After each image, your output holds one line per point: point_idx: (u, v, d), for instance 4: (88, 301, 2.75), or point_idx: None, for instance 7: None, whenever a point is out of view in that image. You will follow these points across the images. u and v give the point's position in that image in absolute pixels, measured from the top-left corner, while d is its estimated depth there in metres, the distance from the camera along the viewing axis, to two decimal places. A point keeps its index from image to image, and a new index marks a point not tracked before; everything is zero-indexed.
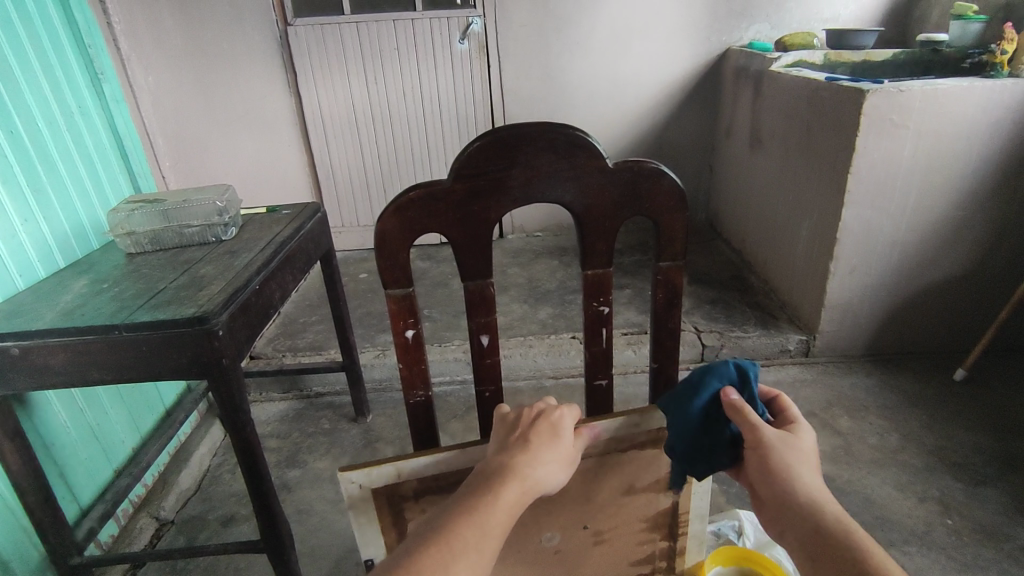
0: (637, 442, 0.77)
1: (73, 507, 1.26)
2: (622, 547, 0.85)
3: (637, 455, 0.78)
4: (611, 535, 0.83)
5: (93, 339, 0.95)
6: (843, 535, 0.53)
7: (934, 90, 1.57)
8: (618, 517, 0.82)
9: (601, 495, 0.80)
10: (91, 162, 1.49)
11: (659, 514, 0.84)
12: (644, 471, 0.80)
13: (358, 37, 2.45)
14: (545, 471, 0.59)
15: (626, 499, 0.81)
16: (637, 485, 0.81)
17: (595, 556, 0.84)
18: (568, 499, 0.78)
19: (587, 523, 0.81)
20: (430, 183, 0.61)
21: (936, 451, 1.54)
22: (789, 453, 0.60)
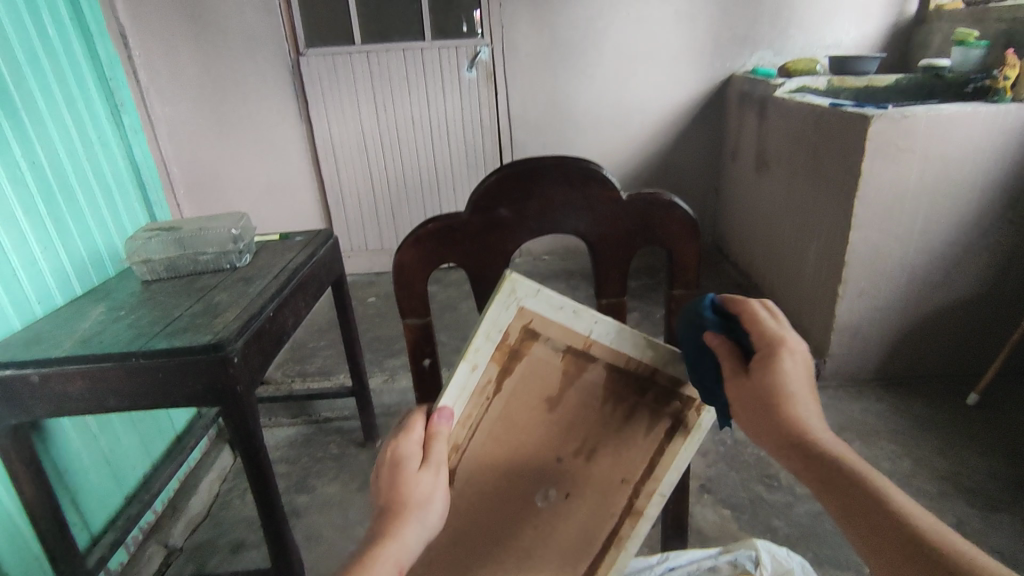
0: (488, 371, 0.63)
1: (84, 534, 1.26)
2: (630, 449, 0.72)
3: (508, 377, 0.64)
4: (598, 446, 0.71)
5: (109, 366, 0.97)
6: (874, 493, 0.45)
7: (938, 115, 1.59)
8: (576, 423, 0.70)
9: (530, 422, 0.68)
10: (109, 190, 1.52)
11: (619, 393, 0.69)
12: (541, 379, 0.66)
13: (368, 66, 2.51)
14: (405, 543, 0.51)
15: (560, 410, 0.68)
16: (555, 393, 0.67)
17: (613, 468, 0.72)
18: (514, 448, 0.69)
19: (556, 456, 0.71)
20: (447, 215, 0.63)
21: (951, 476, 1.52)
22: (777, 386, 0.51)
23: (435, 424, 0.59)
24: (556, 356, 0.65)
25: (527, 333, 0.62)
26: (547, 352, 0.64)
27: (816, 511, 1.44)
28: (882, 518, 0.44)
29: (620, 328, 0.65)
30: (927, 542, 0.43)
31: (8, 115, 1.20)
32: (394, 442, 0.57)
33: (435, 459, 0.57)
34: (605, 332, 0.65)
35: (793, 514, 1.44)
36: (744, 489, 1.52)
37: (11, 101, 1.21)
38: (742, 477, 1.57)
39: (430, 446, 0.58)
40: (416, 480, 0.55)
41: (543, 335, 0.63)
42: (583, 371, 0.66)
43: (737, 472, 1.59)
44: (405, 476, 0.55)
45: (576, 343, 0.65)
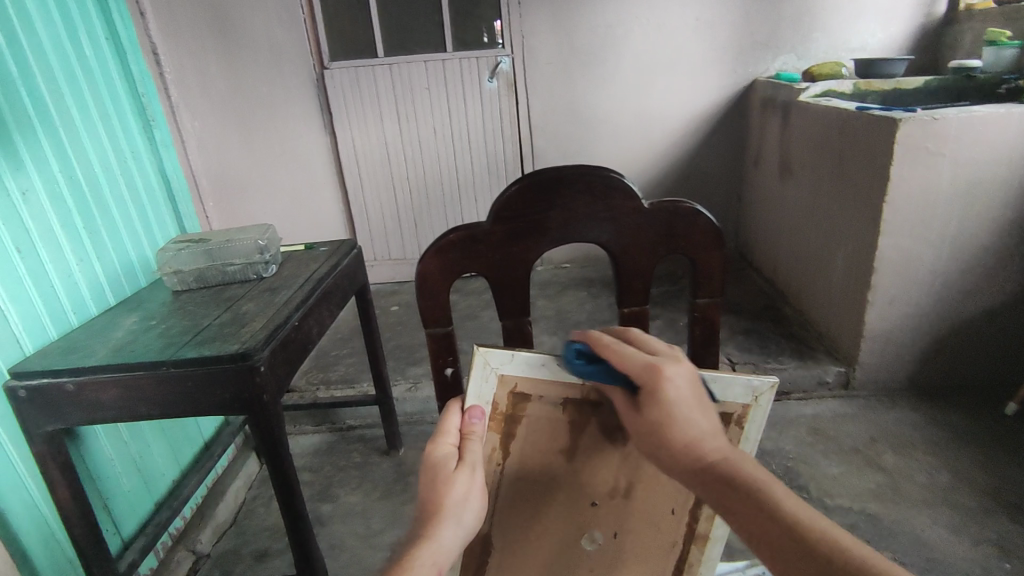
0: (490, 439, 0.68)
1: (116, 539, 1.29)
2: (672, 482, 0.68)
3: (513, 438, 0.68)
4: (634, 484, 0.69)
5: (141, 374, 0.99)
6: (781, 519, 0.49)
7: (970, 117, 1.55)
8: (603, 465, 0.69)
9: (553, 476, 0.69)
10: (141, 203, 1.56)
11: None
12: (548, 434, 0.68)
13: (390, 78, 2.55)
14: (442, 543, 0.55)
15: (579, 457, 0.69)
16: (567, 443, 0.68)
17: (661, 504, 0.69)
18: (543, 501, 0.70)
19: (592, 499, 0.70)
20: (470, 225, 0.63)
21: (989, 490, 1.47)
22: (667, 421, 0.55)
23: (471, 426, 0.64)
24: (555, 409, 0.67)
25: (516, 395, 0.66)
26: (543, 409, 0.67)
27: (848, 524, 1.40)
28: (783, 531, 0.49)
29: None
30: (838, 561, 0.46)
31: (47, 130, 1.24)
32: (431, 445, 0.61)
33: (472, 465, 0.60)
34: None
35: None
36: None
37: (50, 118, 1.26)
38: None
39: (467, 451, 0.61)
40: (451, 484, 0.58)
41: (531, 394, 0.66)
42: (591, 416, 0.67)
43: None
44: (443, 480, 0.58)
45: (571, 393, 0.66)
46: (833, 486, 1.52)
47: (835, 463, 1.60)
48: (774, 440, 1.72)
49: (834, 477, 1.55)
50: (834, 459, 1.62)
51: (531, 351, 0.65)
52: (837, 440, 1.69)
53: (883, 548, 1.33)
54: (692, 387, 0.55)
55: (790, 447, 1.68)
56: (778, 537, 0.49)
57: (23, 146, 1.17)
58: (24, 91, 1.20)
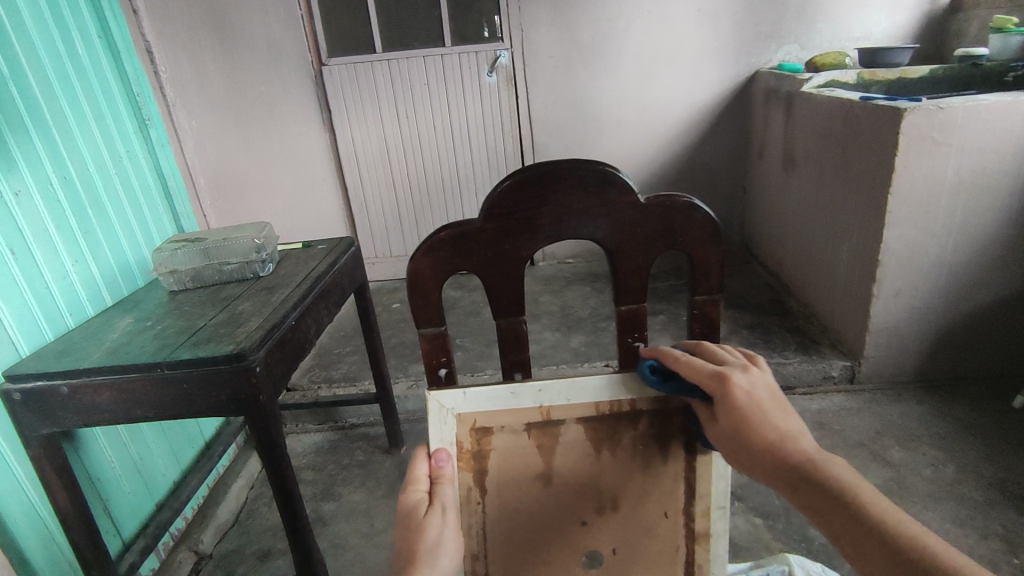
0: (463, 481, 0.66)
1: (116, 541, 1.29)
2: (656, 484, 0.69)
3: (486, 475, 0.67)
4: (619, 494, 0.69)
5: (136, 376, 0.98)
6: (855, 510, 0.49)
7: (976, 106, 1.52)
8: (583, 481, 0.69)
9: (536, 503, 0.68)
10: (138, 203, 1.55)
11: (612, 439, 0.68)
12: (520, 464, 0.67)
13: (389, 74, 2.53)
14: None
15: (556, 480, 0.68)
16: (539, 468, 0.68)
17: (652, 510, 0.70)
18: (533, 530, 0.69)
19: (582, 519, 0.69)
20: (461, 223, 0.61)
21: (998, 484, 1.45)
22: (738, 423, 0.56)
23: (440, 468, 0.63)
24: (520, 437, 0.67)
25: (479, 431, 0.66)
26: (509, 439, 0.67)
27: None
28: (863, 523, 0.48)
29: (566, 387, 0.67)
30: (899, 544, 0.46)
31: (40, 131, 1.23)
32: (402, 494, 0.60)
33: (443, 504, 0.59)
34: (553, 394, 0.67)
35: None
36: (778, 497, 1.47)
37: (42, 118, 1.25)
38: None
39: (435, 492, 0.60)
40: (426, 526, 0.57)
41: (493, 427, 0.66)
42: (558, 436, 0.67)
43: None
44: (415, 525, 0.57)
45: (532, 418, 0.67)
46: None
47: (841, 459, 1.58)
48: None
49: None
50: (840, 454, 1.60)
51: (485, 384, 0.66)
52: (843, 435, 1.67)
53: None
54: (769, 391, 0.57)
55: None
56: (856, 531, 0.48)
57: (16, 147, 1.16)
58: (16, 91, 1.19)
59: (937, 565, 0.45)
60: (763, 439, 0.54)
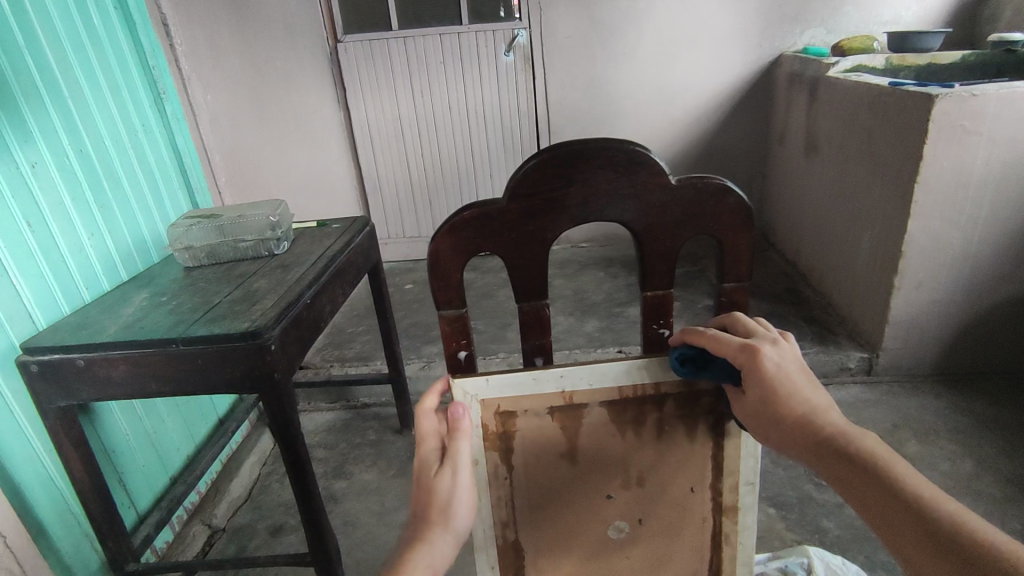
0: (489, 460, 0.66)
1: (131, 513, 1.30)
2: (685, 460, 0.68)
3: (511, 454, 0.66)
4: (645, 470, 0.68)
5: (152, 351, 0.98)
6: (878, 475, 0.46)
7: (1010, 94, 1.47)
8: (607, 458, 0.68)
9: (561, 479, 0.68)
10: (154, 178, 1.54)
11: (636, 420, 0.67)
12: (546, 443, 0.67)
13: (405, 51, 2.49)
14: (434, 550, 0.51)
15: (581, 458, 0.67)
16: (563, 447, 0.67)
17: (678, 484, 0.69)
18: (559, 503, 0.68)
19: (609, 493, 0.68)
20: (486, 202, 0.60)
21: (1017, 481, 1.43)
22: (765, 393, 0.55)
23: (457, 420, 0.58)
24: (542, 419, 0.66)
25: (503, 414, 0.65)
26: (534, 420, 0.66)
27: None
28: (889, 489, 0.45)
29: (588, 371, 0.65)
30: (923, 509, 0.44)
31: (55, 103, 1.22)
32: (415, 446, 0.57)
33: (456, 460, 0.55)
34: (576, 379, 0.65)
35: (843, 516, 1.37)
36: (791, 488, 1.46)
37: (58, 89, 1.24)
38: (789, 476, 1.51)
39: (449, 446, 0.56)
40: (436, 484, 0.54)
41: (516, 410, 0.65)
42: (581, 419, 0.66)
43: (783, 470, 1.52)
44: (428, 483, 0.54)
45: (554, 401, 0.65)
46: None
47: None
48: None
49: None
50: None
51: (508, 369, 0.64)
52: None
53: None
54: (803, 363, 0.56)
55: None
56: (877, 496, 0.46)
57: (32, 118, 1.15)
58: (32, 62, 1.18)
59: (964, 534, 0.42)
60: (791, 409, 0.53)
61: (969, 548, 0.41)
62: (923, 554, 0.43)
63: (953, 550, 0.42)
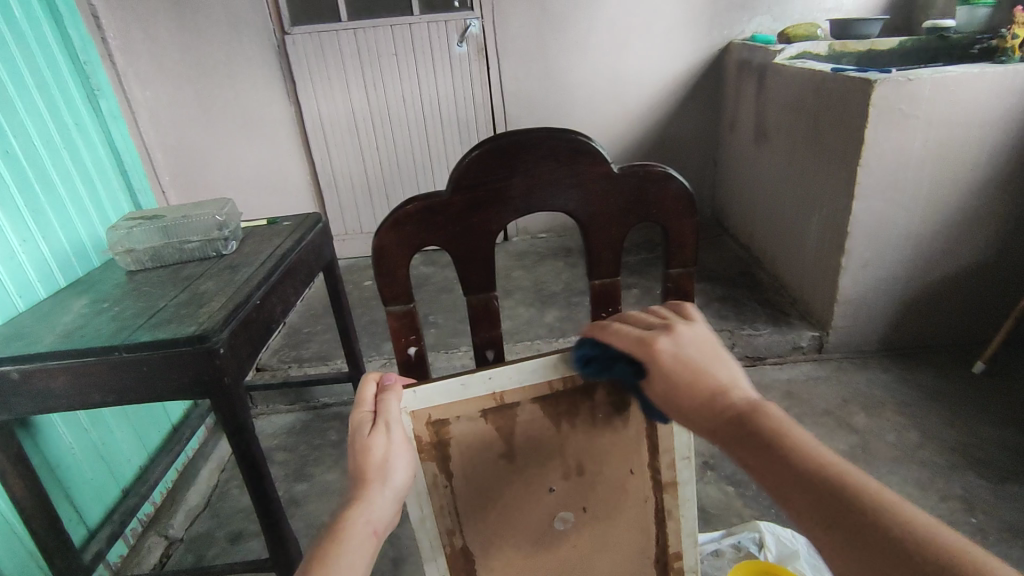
0: (427, 471, 0.66)
1: (80, 528, 1.25)
2: (620, 446, 0.69)
3: (450, 461, 0.66)
4: (583, 459, 0.69)
5: (92, 360, 0.94)
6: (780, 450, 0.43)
7: (944, 78, 1.54)
8: (544, 452, 0.68)
9: (501, 479, 0.68)
10: (90, 178, 1.48)
11: (570, 411, 0.68)
12: (481, 445, 0.67)
13: (355, 43, 2.44)
14: (374, 505, 0.53)
15: (519, 456, 0.68)
16: (501, 447, 0.67)
17: (617, 468, 0.70)
18: (503, 503, 0.69)
19: (551, 485, 0.69)
20: (428, 195, 0.59)
21: (957, 448, 1.50)
22: (665, 376, 0.51)
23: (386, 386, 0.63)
24: (476, 423, 0.66)
25: (435, 423, 0.65)
26: (467, 425, 0.66)
27: None
28: (791, 463, 0.43)
29: (515, 370, 0.65)
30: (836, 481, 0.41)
31: None
32: (351, 416, 0.60)
33: (389, 421, 0.59)
34: (504, 378, 0.65)
35: None
36: None
37: None
38: None
39: (381, 409, 0.60)
40: (371, 445, 0.56)
41: (448, 417, 0.65)
42: (514, 417, 0.66)
43: None
44: (362, 444, 0.56)
45: (486, 403, 0.65)
46: None
47: (809, 426, 1.62)
48: None
49: None
50: (808, 422, 1.64)
51: (435, 378, 0.63)
52: (811, 403, 1.71)
53: None
54: (710, 342, 0.52)
55: None
56: (781, 471, 0.43)
57: None
58: None
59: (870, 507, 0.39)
60: (694, 392, 0.49)
61: (881, 518, 0.38)
62: (831, 532, 0.40)
63: (863, 524, 0.38)
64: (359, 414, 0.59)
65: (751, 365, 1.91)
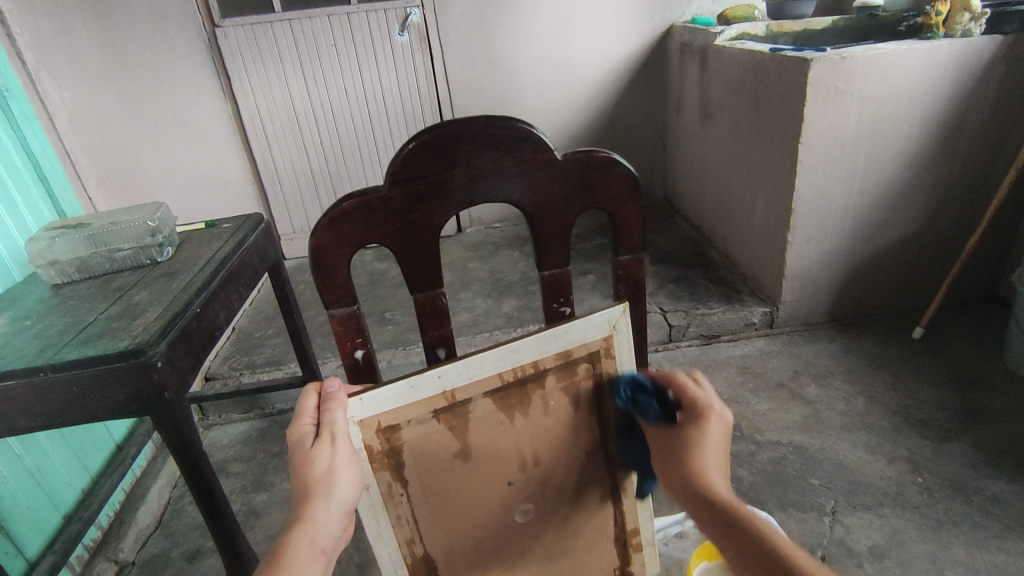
0: (381, 481, 0.63)
1: (18, 562, 1.17)
2: (572, 429, 0.69)
3: (403, 467, 0.64)
4: (539, 448, 0.68)
5: (16, 384, 0.87)
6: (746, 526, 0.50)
7: (875, 55, 1.58)
8: (501, 447, 0.67)
9: (458, 479, 0.66)
10: (5, 186, 1.38)
11: (523, 403, 0.66)
12: (434, 447, 0.64)
13: (291, 35, 2.34)
14: (318, 523, 0.55)
15: (474, 455, 0.66)
16: (456, 446, 0.65)
17: (573, 453, 0.70)
18: (462, 503, 0.67)
19: (509, 479, 0.68)
20: (365, 191, 0.56)
21: (902, 411, 1.57)
22: (682, 438, 0.59)
23: (333, 392, 0.61)
24: (428, 425, 0.63)
25: (386, 429, 0.62)
26: (418, 429, 0.63)
27: (778, 457, 1.47)
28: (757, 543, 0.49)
29: (464, 367, 0.62)
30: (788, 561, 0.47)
31: None
32: (290, 429, 0.59)
33: (334, 434, 0.58)
34: (455, 377, 0.62)
35: (756, 463, 1.46)
36: None
37: None
38: None
39: (325, 419, 0.59)
40: (314, 459, 0.57)
41: (399, 423, 0.62)
42: (468, 415, 0.64)
43: None
44: (304, 460, 0.57)
45: (438, 404, 0.63)
46: (763, 422, 1.58)
47: (764, 400, 1.66)
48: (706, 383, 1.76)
49: (763, 413, 1.61)
50: (763, 395, 1.68)
51: (380, 385, 0.60)
52: (765, 377, 1.75)
53: (812, 476, 1.40)
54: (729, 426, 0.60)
55: (722, 388, 1.73)
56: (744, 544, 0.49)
57: None
58: None
59: None
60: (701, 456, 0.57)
61: None
62: None
63: None
64: (302, 426, 0.59)
65: (706, 343, 1.95)
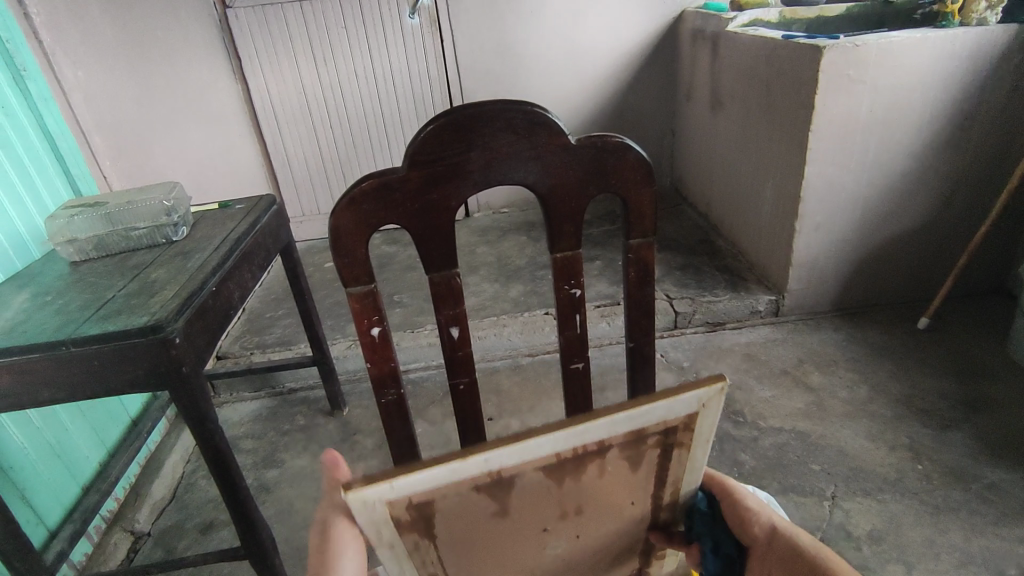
0: (408, 541, 0.57)
1: (39, 530, 1.21)
2: (629, 482, 0.61)
3: (432, 528, 0.57)
4: (585, 501, 0.61)
5: (38, 357, 0.90)
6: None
7: (889, 43, 1.57)
8: (539, 506, 0.59)
9: (489, 532, 0.60)
10: (24, 165, 1.40)
11: (576, 471, 0.57)
12: (469, 511, 0.56)
13: (302, 16, 2.34)
14: None
15: (512, 512, 0.59)
16: (495, 507, 0.57)
17: (620, 501, 0.63)
18: (494, 543, 0.62)
19: (546, 526, 0.62)
20: (384, 172, 0.57)
21: (905, 400, 1.58)
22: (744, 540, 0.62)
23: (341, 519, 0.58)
24: (466, 496, 0.54)
25: (415, 505, 0.53)
26: (452, 500, 0.54)
27: (780, 442, 1.49)
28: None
29: (514, 449, 0.52)
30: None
31: None
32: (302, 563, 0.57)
33: None
34: (502, 459, 0.52)
35: (758, 448, 1.48)
36: None
37: None
38: None
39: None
40: None
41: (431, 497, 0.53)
42: (512, 488, 0.56)
43: None
44: None
45: (479, 480, 0.54)
46: (766, 408, 1.60)
47: (768, 387, 1.68)
48: (711, 369, 1.78)
49: (767, 399, 1.63)
50: (767, 382, 1.70)
51: (417, 469, 0.51)
52: (770, 365, 1.77)
53: (813, 462, 1.42)
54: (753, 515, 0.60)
55: (727, 374, 1.75)
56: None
57: None
58: None
59: None
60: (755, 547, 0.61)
61: None
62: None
63: None
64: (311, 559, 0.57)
65: (711, 331, 1.96)
